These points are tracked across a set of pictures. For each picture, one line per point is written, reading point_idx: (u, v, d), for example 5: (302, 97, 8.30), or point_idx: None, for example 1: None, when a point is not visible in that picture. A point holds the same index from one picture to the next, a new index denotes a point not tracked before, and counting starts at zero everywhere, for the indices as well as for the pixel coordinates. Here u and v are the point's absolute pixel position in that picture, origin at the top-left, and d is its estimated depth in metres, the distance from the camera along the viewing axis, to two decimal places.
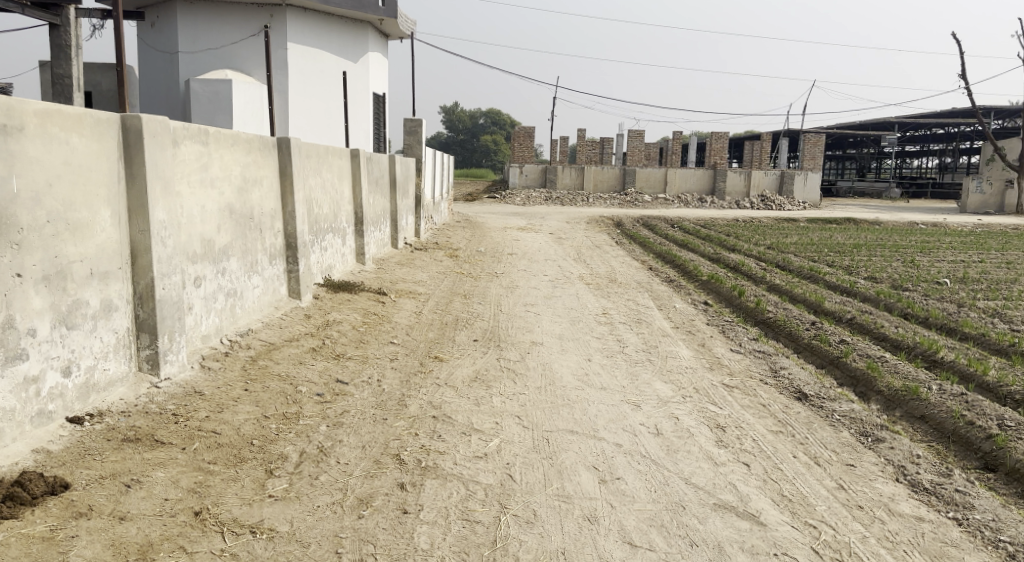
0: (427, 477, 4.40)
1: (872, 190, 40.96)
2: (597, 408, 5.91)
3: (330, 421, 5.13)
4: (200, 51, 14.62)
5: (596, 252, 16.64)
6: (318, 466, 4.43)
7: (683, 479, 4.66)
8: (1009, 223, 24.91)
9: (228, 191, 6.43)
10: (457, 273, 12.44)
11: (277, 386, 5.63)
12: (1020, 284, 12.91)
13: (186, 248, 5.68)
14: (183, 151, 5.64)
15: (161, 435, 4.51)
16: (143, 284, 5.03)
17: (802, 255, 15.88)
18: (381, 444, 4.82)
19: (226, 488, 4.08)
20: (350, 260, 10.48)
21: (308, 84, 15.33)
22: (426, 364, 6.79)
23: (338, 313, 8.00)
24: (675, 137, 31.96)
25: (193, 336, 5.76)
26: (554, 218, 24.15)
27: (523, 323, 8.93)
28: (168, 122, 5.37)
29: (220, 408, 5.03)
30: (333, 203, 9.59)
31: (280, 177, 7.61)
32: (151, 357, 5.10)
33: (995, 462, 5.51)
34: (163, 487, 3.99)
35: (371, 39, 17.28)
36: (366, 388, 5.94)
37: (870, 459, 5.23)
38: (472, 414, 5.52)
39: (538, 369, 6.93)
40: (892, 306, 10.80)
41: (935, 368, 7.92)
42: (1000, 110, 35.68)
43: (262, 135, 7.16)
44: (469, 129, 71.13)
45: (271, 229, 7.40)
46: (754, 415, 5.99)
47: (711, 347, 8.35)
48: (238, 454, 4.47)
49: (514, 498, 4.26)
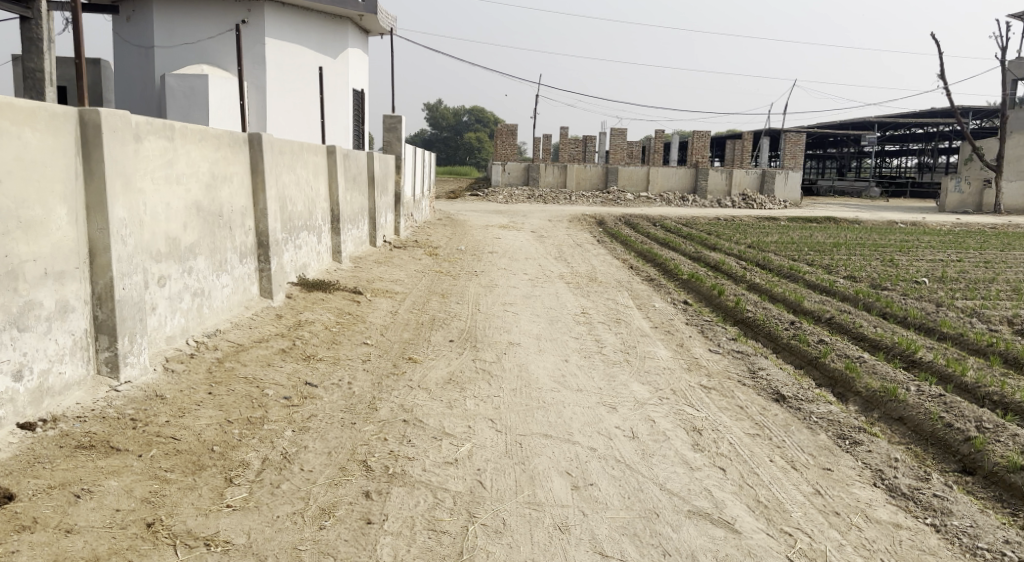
0: (394, 484, 4.27)
1: (852, 190, 41.21)
2: (573, 410, 5.79)
3: (296, 426, 4.98)
4: (175, 45, 14.35)
5: (577, 250, 16.55)
6: (281, 474, 4.28)
7: (657, 484, 4.56)
8: (986, 223, 25.11)
9: (196, 188, 6.25)
10: (435, 271, 12.30)
11: (242, 389, 5.47)
12: (998, 284, 12.96)
13: (149, 247, 5.50)
14: (146, 146, 5.45)
15: (117, 442, 4.34)
16: (102, 284, 4.84)
17: (782, 254, 15.87)
18: (347, 450, 4.67)
19: (183, 497, 3.93)
20: (326, 258, 10.30)
21: (286, 79, 15.12)
22: (399, 365, 6.64)
23: (311, 313, 7.83)
24: (658, 136, 31.94)
25: (156, 337, 5.58)
26: (536, 216, 24.01)
27: (501, 323, 8.80)
28: (131, 116, 5.20)
29: (182, 413, 4.87)
30: (308, 201, 9.40)
31: (251, 174, 7.41)
32: (111, 360, 4.91)
33: (973, 465, 5.47)
34: (115, 497, 3.83)
35: (351, 34, 17.06)
36: (336, 391, 5.79)
37: (847, 463, 5.15)
38: (444, 417, 5.38)
39: (514, 370, 6.81)
40: (871, 305, 10.78)
41: (914, 368, 7.88)
42: (978, 110, 35.98)
43: (231, 131, 6.97)
44: (452, 126, 70.88)
45: (242, 226, 7.21)
46: (731, 417, 5.91)
47: (689, 347, 8.26)
48: (197, 462, 4.31)
49: (483, 506, 4.14)
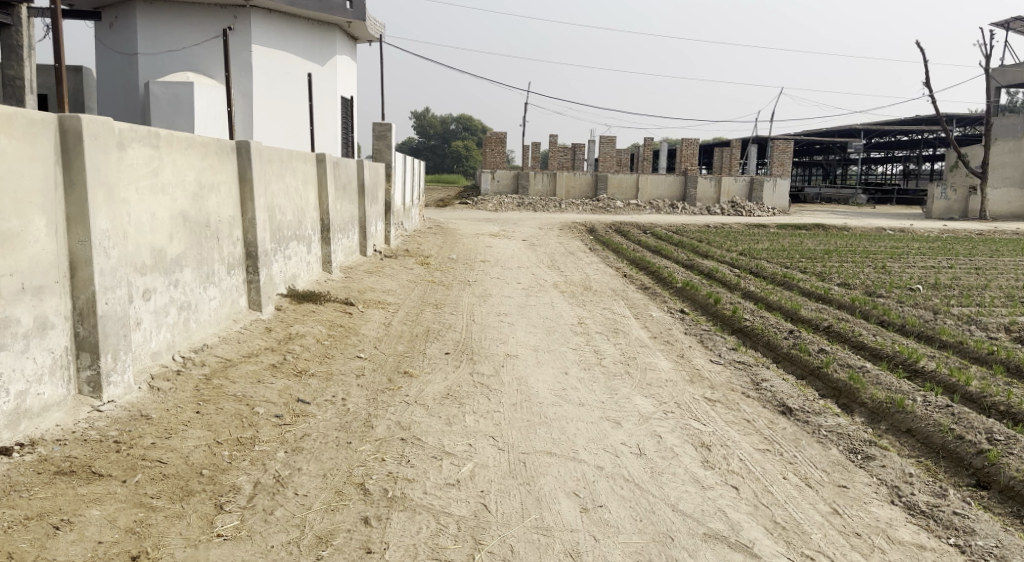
0: (394, 509, 4.05)
1: (839, 197, 41.32)
2: (576, 426, 5.58)
3: (289, 446, 4.76)
4: (160, 52, 14.08)
5: (570, 258, 16.39)
6: (274, 499, 4.05)
7: (669, 505, 4.36)
8: (974, 230, 25.12)
9: (182, 198, 6.01)
10: (427, 280, 12.08)
11: (232, 408, 5.23)
12: (991, 290, 12.86)
13: (134, 259, 5.26)
14: (130, 154, 5.23)
15: (100, 466, 4.10)
16: (84, 298, 4.60)
17: (774, 261, 15.74)
18: (343, 472, 4.45)
19: (170, 527, 3.70)
20: (316, 269, 10.07)
21: (273, 86, 14.87)
22: (395, 380, 6.40)
23: (302, 326, 7.59)
24: (646, 143, 31.86)
25: (141, 353, 5.33)
26: (526, 224, 23.83)
27: (498, 333, 8.59)
28: (114, 123, 4.97)
29: (168, 434, 4.63)
30: (297, 210, 9.16)
31: (239, 183, 7.18)
32: (93, 379, 4.67)
33: (988, 479, 5.31)
34: (97, 528, 3.59)
35: (340, 42, 16.86)
36: (329, 408, 5.55)
37: (862, 480, 4.96)
38: (443, 435, 5.16)
39: (513, 384, 6.60)
40: (868, 314, 10.63)
41: (916, 377, 7.74)
42: (963, 117, 36.21)
43: (218, 139, 6.74)
44: (439, 135, 70.79)
45: (230, 236, 6.96)
46: (739, 432, 5.72)
47: (690, 358, 8.08)
48: (185, 487, 4.08)
49: (489, 531, 3.93)
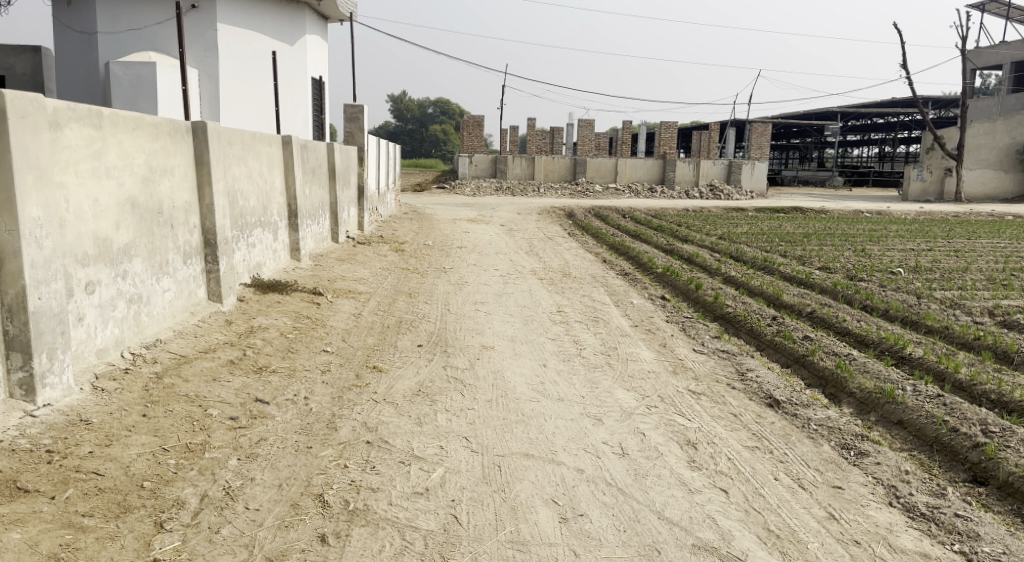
0: (355, 524, 3.71)
1: (817, 179, 41.35)
2: (555, 424, 5.24)
3: (242, 453, 4.38)
4: (120, 30, 13.45)
5: (548, 244, 16.04)
6: (221, 516, 3.70)
7: (654, 513, 4.05)
8: (950, 212, 25.14)
9: (130, 182, 5.56)
10: (401, 268, 11.66)
11: (182, 410, 4.83)
12: (972, 273, 12.72)
13: (74, 250, 4.82)
14: (67, 135, 4.77)
15: (26, 481, 3.71)
16: (13, 294, 4.17)
17: (754, 246, 15.48)
18: (301, 482, 4.09)
19: (100, 551, 3.36)
20: (283, 257, 9.61)
21: (239, 66, 14.29)
22: (362, 377, 6.02)
23: (265, 318, 7.18)
24: (625, 126, 31.46)
25: (84, 351, 4.90)
26: (504, 209, 23.40)
27: (473, 323, 8.23)
28: (46, 101, 4.52)
29: (109, 441, 4.24)
30: (261, 195, 8.68)
31: (195, 167, 6.71)
32: (25, 382, 4.25)
33: (985, 475, 5.05)
34: (13, 554, 3.24)
35: (309, 20, 16.28)
36: (290, 409, 5.17)
37: (857, 479, 4.69)
38: (413, 437, 4.80)
39: (489, 378, 6.24)
40: (851, 299, 10.38)
41: (904, 364, 7.48)
42: (939, 100, 36.31)
43: (172, 118, 6.25)
44: (417, 119, 70.07)
45: (185, 224, 6.49)
46: (726, 427, 5.42)
47: (673, 348, 7.76)
48: (123, 503, 3.71)
49: (459, 548, 3.60)
